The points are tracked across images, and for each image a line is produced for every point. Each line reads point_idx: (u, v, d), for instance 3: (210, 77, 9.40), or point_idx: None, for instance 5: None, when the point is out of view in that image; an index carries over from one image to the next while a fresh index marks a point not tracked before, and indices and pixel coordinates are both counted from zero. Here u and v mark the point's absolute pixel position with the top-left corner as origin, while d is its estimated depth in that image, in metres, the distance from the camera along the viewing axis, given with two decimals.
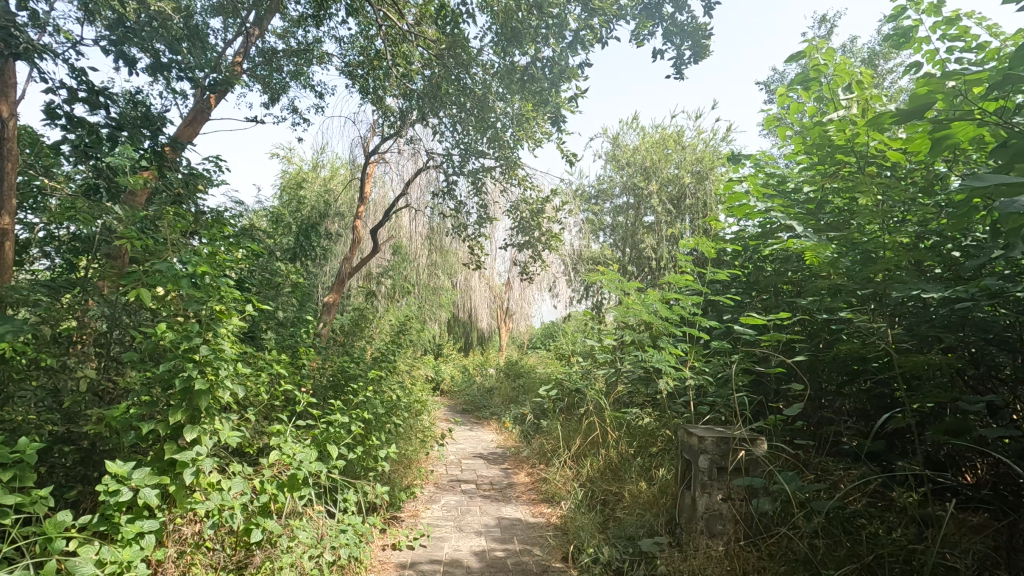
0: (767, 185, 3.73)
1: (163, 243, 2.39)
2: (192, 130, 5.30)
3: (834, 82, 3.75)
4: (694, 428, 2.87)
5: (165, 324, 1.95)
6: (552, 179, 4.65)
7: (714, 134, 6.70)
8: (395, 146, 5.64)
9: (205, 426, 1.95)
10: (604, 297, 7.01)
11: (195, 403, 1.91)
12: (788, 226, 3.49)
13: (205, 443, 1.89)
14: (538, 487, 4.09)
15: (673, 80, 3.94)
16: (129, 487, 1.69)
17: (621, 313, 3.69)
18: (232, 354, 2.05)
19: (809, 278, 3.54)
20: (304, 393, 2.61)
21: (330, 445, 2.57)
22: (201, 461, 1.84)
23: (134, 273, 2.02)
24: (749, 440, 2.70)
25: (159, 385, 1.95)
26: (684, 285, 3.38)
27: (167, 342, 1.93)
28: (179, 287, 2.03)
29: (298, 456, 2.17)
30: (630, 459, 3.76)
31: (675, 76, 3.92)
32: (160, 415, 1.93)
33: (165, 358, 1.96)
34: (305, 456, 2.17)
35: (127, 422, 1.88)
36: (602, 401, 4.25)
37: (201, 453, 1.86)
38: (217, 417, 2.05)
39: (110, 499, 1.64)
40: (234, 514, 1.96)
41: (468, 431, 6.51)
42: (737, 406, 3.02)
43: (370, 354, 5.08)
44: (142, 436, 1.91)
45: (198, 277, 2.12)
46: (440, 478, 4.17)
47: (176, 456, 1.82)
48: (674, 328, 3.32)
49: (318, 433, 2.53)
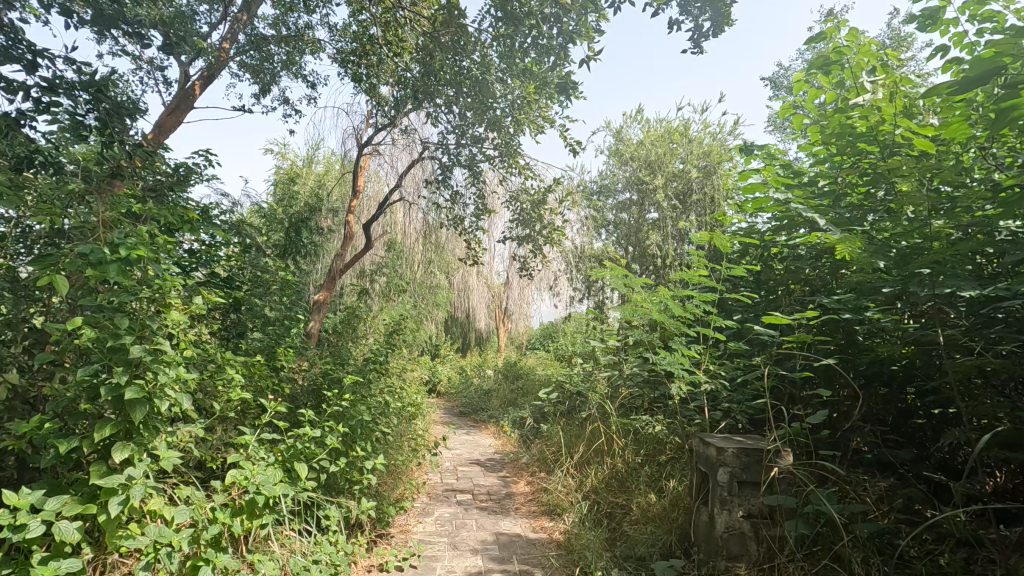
0: (786, 177, 3.46)
1: (115, 229, 2.12)
2: (176, 118, 5.04)
3: (857, 66, 3.52)
4: (712, 438, 2.61)
5: (87, 323, 1.69)
6: (555, 170, 4.38)
7: (721, 128, 6.47)
8: (389, 137, 5.36)
9: (141, 444, 1.69)
10: (607, 296, 6.78)
11: (127, 417, 1.68)
12: (812, 219, 3.20)
13: (138, 464, 1.67)
14: (538, 498, 3.83)
15: (691, 55, 3.73)
16: (39, 521, 1.44)
17: (629, 312, 3.41)
18: (175, 355, 1.79)
19: (830, 275, 3.28)
20: (275, 400, 2.34)
21: (302, 459, 2.30)
22: (130, 488, 1.57)
23: (52, 259, 1.76)
24: (775, 451, 2.44)
25: (92, 395, 1.69)
26: (694, 281, 3.13)
27: (91, 344, 1.67)
28: (111, 276, 1.76)
29: (259, 477, 1.90)
30: (637, 468, 3.51)
31: (693, 49, 3.72)
32: (87, 430, 1.67)
33: (90, 361, 1.70)
34: (267, 476, 1.90)
35: (46, 439, 1.62)
36: (607, 406, 4.00)
37: (131, 477, 1.59)
38: (157, 433, 1.79)
39: (14, 537, 1.39)
40: (174, 551, 1.67)
41: (466, 435, 6.26)
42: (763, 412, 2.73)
43: (363, 355, 4.82)
44: (66, 455, 1.65)
45: (136, 264, 1.86)
46: (434, 488, 3.91)
47: (100, 481, 1.55)
48: (687, 328, 3.03)
49: (287, 447, 2.27)
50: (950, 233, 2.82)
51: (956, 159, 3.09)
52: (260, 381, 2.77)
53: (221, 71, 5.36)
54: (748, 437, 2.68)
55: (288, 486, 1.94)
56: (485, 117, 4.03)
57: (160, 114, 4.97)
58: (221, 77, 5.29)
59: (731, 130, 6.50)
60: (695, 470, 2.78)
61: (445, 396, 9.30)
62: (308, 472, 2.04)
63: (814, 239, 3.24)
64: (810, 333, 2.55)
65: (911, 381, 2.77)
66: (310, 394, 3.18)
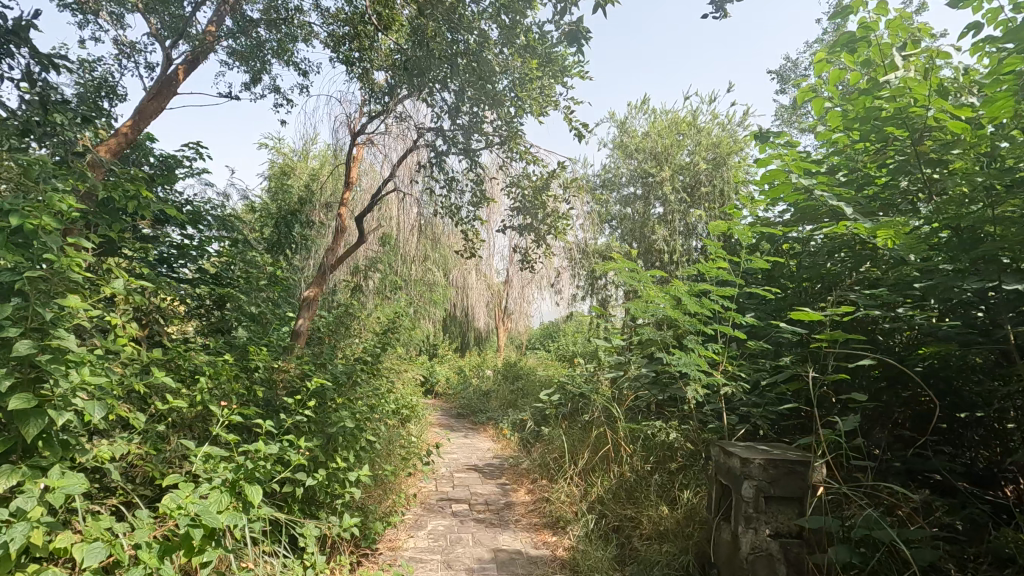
0: (810, 160, 3.15)
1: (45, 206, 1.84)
2: (158, 103, 4.75)
3: (885, 43, 3.22)
4: (735, 448, 2.35)
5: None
6: (558, 159, 4.12)
7: (730, 118, 6.21)
8: (382, 126, 5.07)
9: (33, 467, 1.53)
10: (610, 293, 6.53)
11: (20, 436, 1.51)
12: (838, 207, 2.92)
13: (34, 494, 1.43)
14: (540, 508, 3.56)
15: (713, 20, 3.36)
16: None
17: (638, 308, 3.14)
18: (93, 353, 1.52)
19: (856, 268, 3.01)
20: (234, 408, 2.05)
21: (260, 477, 1.97)
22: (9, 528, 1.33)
23: None
24: (807, 463, 2.18)
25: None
26: (711, 274, 2.86)
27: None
28: None
29: (195, 506, 1.58)
30: (646, 477, 3.26)
31: (714, 13, 3.38)
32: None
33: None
34: (203, 504, 1.56)
35: None
36: (613, 409, 3.73)
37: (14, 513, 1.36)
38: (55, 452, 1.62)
39: None
40: None
41: (463, 438, 6.00)
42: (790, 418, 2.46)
43: (355, 355, 4.56)
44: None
45: None
46: (428, 498, 3.64)
47: None
48: (704, 326, 2.74)
49: (244, 463, 1.98)
50: (997, 222, 2.53)
51: (996, 143, 2.83)
52: (231, 382, 2.50)
53: (208, 56, 5.11)
54: (774, 446, 2.42)
55: (236, 516, 1.65)
56: (484, 97, 3.76)
57: (142, 100, 4.70)
58: (208, 63, 5.04)
59: (740, 120, 6.24)
60: (715, 483, 2.51)
61: (442, 396, 9.04)
62: (262, 498, 1.73)
63: (840, 228, 2.97)
64: (846, 331, 2.27)
65: (951, 385, 2.49)
66: (291, 397, 2.92)
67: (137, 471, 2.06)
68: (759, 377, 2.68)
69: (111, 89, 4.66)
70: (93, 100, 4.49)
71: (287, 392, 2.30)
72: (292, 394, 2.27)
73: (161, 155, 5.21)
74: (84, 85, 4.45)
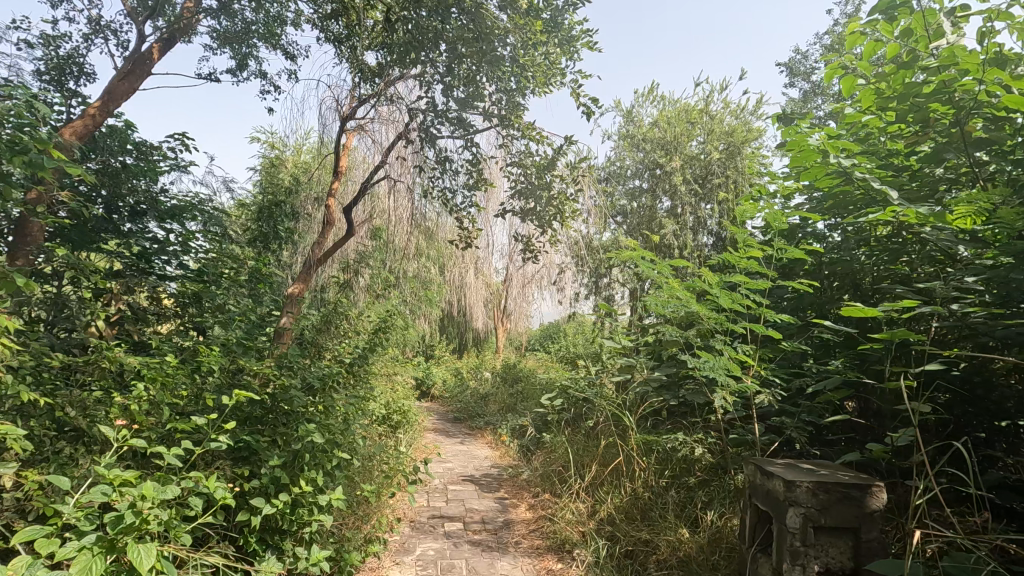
0: (849, 138, 2.79)
1: None
2: (129, 84, 4.39)
3: (929, 9, 2.88)
4: (775, 467, 2.01)
5: None
6: (561, 144, 3.79)
7: (743, 106, 5.87)
8: (372, 110, 4.72)
9: None
10: (615, 292, 6.19)
11: None
12: (882, 191, 2.56)
13: None
14: (543, 529, 3.17)
15: None
16: None
17: (655, 305, 2.78)
18: None
19: (902, 260, 2.66)
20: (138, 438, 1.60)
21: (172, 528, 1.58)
22: None
23: None
24: (863, 488, 1.83)
25: None
26: (742, 263, 2.49)
27: None
28: None
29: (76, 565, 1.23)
30: (663, 494, 2.91)
31: None
32: None
33: None
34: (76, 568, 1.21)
35: None
36: (625, 418, 3.38)
37: None
38: None
39: None
40: None
41: (459, 445, 5.65)
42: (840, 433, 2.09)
43: (341, 356, 4.20)
44: None
45: None
46: (417, 516, 3.27)
47: None
48: (737, 323, 2.36)
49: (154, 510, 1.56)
50: None
51: None
52: (184, 387, 2.12)
53: (186, 33, 4.74)
54: (820, 465, 2.07)
55: None
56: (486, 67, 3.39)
57: (111, 80, 4.34)
58: (186, 41, 4.68)
59: (754, 109, 5.90)
60: (749, 506, 2.16)
61: (437, 399, 8.65)
62: (150, 567, 1.38)
63: (883, 212, 2.60)
64: (911, 331, 1.88)
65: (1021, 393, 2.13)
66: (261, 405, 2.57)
67: (53, 496, 1.71)
68: (800, 384, 2.31)
69: (78, 68, 4.29)
70: (58, 79, 4.12)
71: (225, 400, 1.90)
72: (229, 404, 1.86)
73: (139, 142, 4.85)
74: (47, 63, 4.09)
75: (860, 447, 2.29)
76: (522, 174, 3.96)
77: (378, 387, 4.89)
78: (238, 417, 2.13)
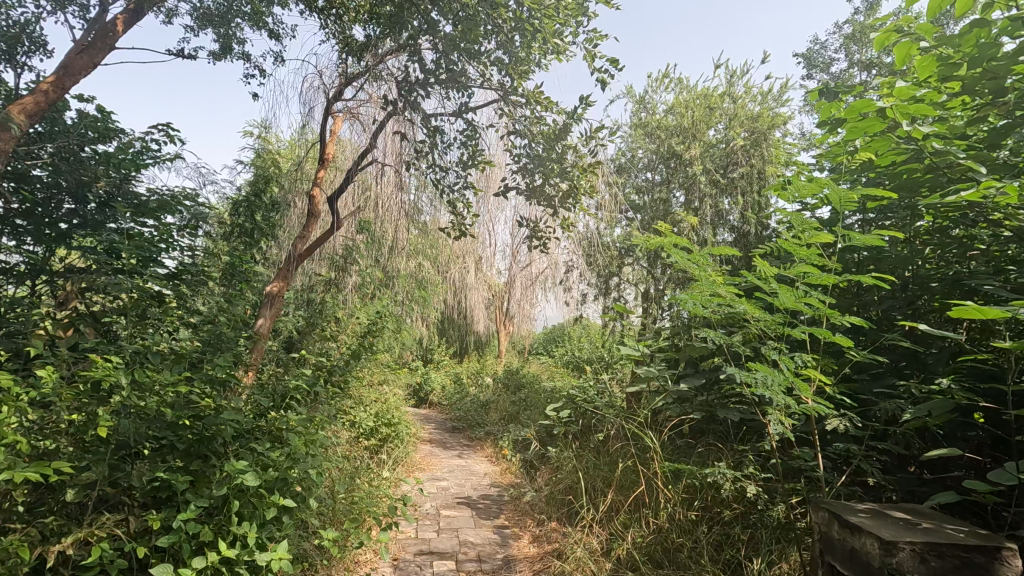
0: (922, 100, 2.27)
1: None
2: (89, 58, 3.95)
3: None
4: (862, 519, 1.52)
5: None
6: (572, 113, 3.32)
7: (769, 91, 5.38)
8: (359, 89, 4.23)
9: None
10: (626, 293, 5.69)
11: None
12: (967, 164, 2.07)
13: None
14: (550, 568, 2.68)
15: None
16: None
17: (691, 304, 2.27)
18: None
19: (981, 248, 2.20)
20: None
21: None
22: None
23: None
24: (988, 553, 1.35)
25: None
26: (806, 251, 1.97)
27: None
28: None
29: None
30: (695, 533, 2.42)
31: None
32: None
33: None
34: None
35: None
36: (648, 438, 2.89)
37: None
38: None
39: None
40: None
41: (456, 459, 5.16)
42: (1003, 479, 1.45)
43: (322, 363, 3.73)
44: None
45: None
46: (402, 552, 2.80)
47: None
48: (801, 327, 1.87)
49: None
50: None
51: None
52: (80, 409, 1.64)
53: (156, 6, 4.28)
54: (920, 516, 1.57)
55: None
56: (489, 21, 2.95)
57: (69, 53, 3.89)
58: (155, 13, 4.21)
59: (780, 94, 5.41)
60: (820, 564, 1.68)
61: (436, 406, 8.16)
62: None
63: (968, 190, 2.11)
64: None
65: None
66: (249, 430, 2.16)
67: None
68: (880, 406, 1.82)
69: (30, 40, 3.84)
70: (7, 52, 3.69)
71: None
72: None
73: (116, 132, 4.39)
74: None
75: (958, 486, 1.85)
76: (527, 146, 3.47)
77: (365, 395, 4.41)
78: (174, 439, 1.80)
